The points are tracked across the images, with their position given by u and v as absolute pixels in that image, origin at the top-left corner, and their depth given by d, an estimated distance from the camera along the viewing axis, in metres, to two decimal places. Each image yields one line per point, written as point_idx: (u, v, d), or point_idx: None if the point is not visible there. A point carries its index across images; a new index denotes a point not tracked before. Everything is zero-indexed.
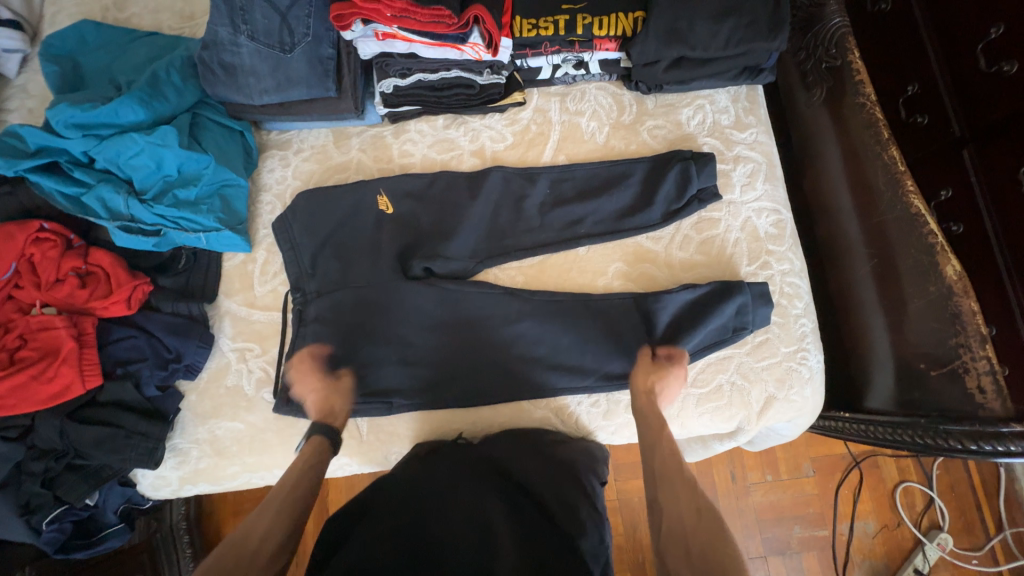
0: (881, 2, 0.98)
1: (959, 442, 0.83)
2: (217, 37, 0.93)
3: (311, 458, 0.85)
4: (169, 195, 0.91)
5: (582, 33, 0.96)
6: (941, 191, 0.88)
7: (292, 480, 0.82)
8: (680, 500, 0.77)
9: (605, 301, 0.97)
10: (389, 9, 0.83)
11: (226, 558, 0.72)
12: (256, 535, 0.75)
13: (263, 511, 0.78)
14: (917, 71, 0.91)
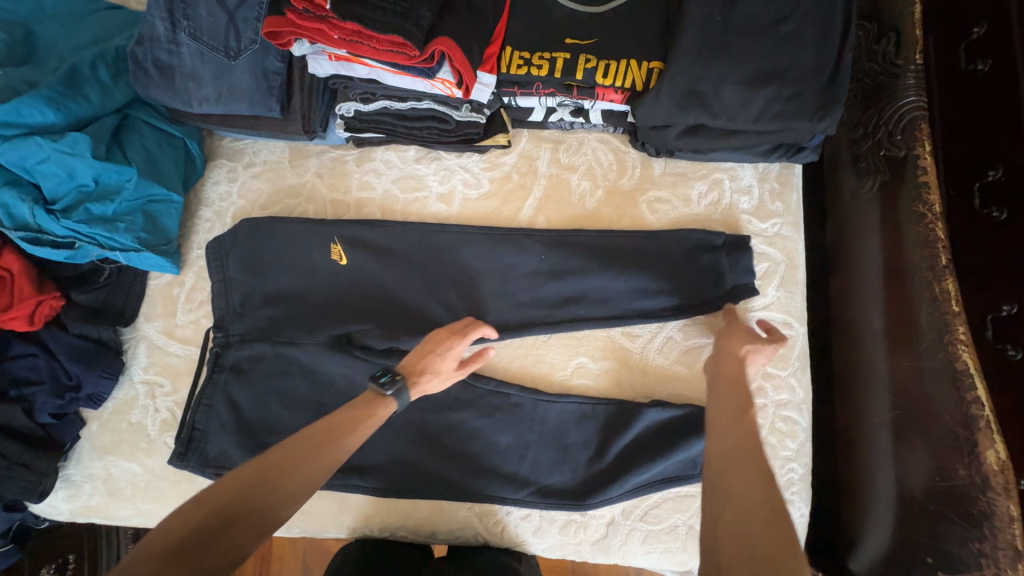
0: (977, 61, 0.73)
1: None
2: (155, 31, 0.79)
3: (362, 414, 0.68)
4: (81, 209, 0.80)
5: (581, 79, 0.78)
6: (1002, 306, 0.68)
7: (341, 437, 0.65)
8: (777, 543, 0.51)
9: (560, 403, 0.82)
10: (338, 30, 0.67)
11: (241, 492, 0.58)
12: (286, 480, 0.60)
13: (297, 466, 0.61)
14: (1004, 152, 0.69)
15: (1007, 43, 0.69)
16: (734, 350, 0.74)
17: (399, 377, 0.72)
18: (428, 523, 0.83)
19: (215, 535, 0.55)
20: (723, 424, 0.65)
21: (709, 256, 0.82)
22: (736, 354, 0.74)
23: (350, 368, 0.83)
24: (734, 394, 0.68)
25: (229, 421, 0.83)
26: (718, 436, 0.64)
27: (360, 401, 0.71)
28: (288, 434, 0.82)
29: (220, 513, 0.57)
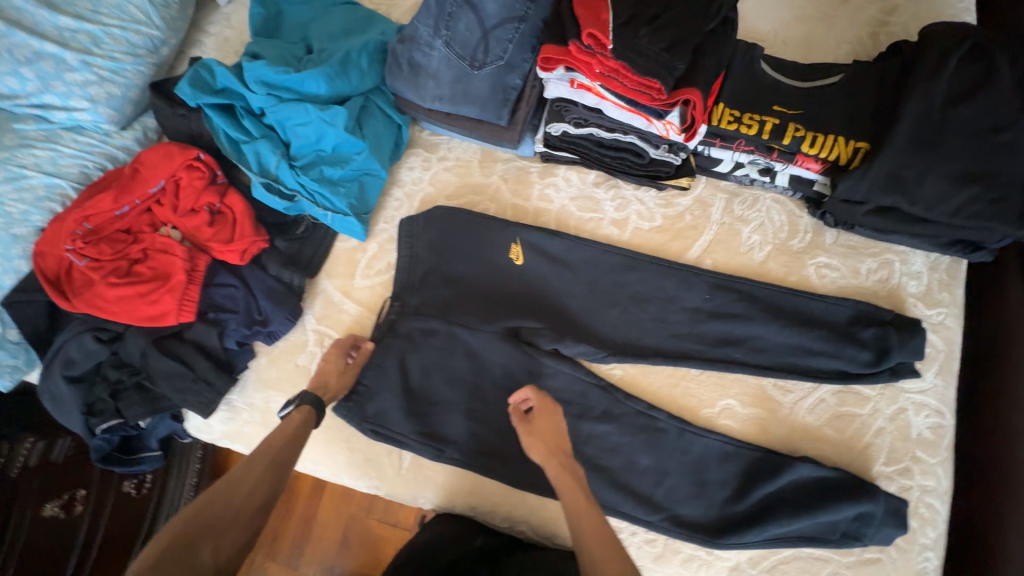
0: None
1: None
2: (417, 34, 0.91)
3: (292, 429, 0.79)
4: (316, 170, 0.92)
5: (787, 144, 0.85)
6: None
7: (276, 449, 0.76)
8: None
9: (701, 438, 0.85)
10: (600, 65, 0.79)
11: (199, 509, 0.66)
12: (243, 488, 0.70)
13: (245, 477, 0.71)
14: None
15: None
16: (551, 426, 0.81)
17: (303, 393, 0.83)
18: (552, 524, 0.87)
19: (189, 551, 0.61)
20: (580, 503, 0.72)
21: (876, 331, 0.85)
22: (554, 424, 0.81)
23: (512, 361, 0.89)
24: (558, 462, 0.76)
25: (392, 381, 0.91)
26: (581, 513, 0.70)
27: (284, 424, 0.80)
28: (446, 407, 0.90)
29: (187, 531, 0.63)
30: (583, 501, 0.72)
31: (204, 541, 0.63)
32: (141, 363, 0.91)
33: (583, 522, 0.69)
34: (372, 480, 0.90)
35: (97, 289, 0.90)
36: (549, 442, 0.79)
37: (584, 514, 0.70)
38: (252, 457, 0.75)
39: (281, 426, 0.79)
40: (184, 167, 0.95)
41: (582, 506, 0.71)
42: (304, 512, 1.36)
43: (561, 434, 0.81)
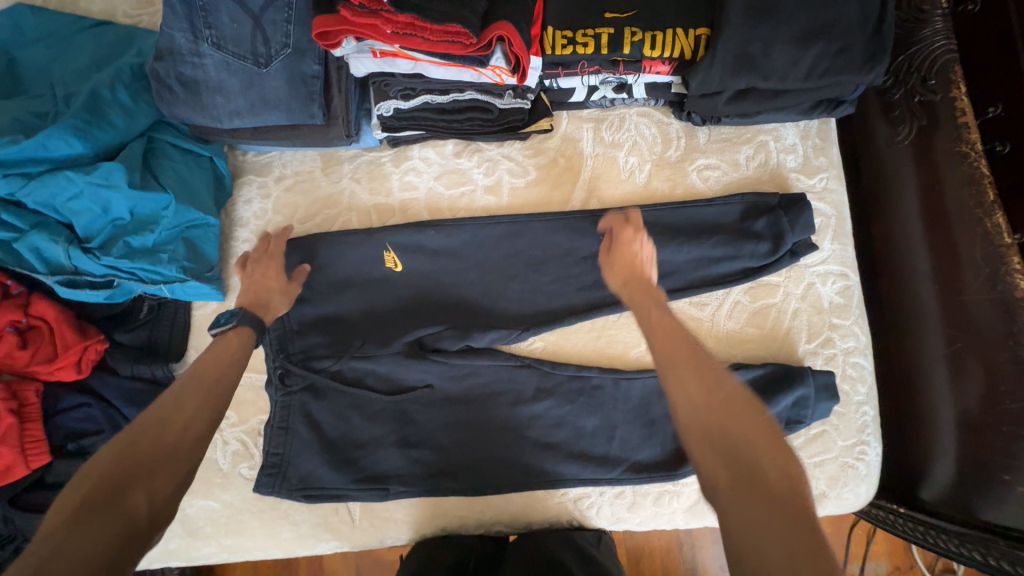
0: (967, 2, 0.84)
1: None
2: (175, 44, 0.74)
3: (231, 349, 0.69)
4: (120, 243, 0.75)
5: (629, 53, 0.77)
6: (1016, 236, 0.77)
7: (216, 371, 0.65)
8: (727, 412, 0.53)
9: (639, 380, 0.83)
10: (390, 24, 0.66)
11: (120, 458, 0.54)
12: (176, 421, 0.58)
13: (182, 411, 0.59)
14: (1001, 88, 0.79)
15: None
16: (632, 255, 0.72)
17: (236, 312, 0.73)
18: (523, 514, 0.84)
19: (118, 494, 0.51)
20: (655, 317, 0.64)
21: (767, 219, 0.84)
22: (634, 256, 0.72)
23: (428, 373, 0.82)
24: (635, 288, 0.69)
25: (307, 437, 0.82)
26: (657, 324, 0.63)
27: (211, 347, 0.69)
28: (375, 445, 0.82)
29: (108, 477, 0.52)
30: (656, 308, 0.65)
31: (136, 483, 0.52)
32: (8, 529, 0.77)
33: (658, 332, 0.62)
34: (328, 541, 0.85)
35: None
36: (626, 275, 0.71)
37: (658, 319, 0.63)
38: (190, 376, 0.64)
39: (215, 349, 0.68)
40: None
41: (656, 318, 0.64)
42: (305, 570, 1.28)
43: (642, 263, 0.72)
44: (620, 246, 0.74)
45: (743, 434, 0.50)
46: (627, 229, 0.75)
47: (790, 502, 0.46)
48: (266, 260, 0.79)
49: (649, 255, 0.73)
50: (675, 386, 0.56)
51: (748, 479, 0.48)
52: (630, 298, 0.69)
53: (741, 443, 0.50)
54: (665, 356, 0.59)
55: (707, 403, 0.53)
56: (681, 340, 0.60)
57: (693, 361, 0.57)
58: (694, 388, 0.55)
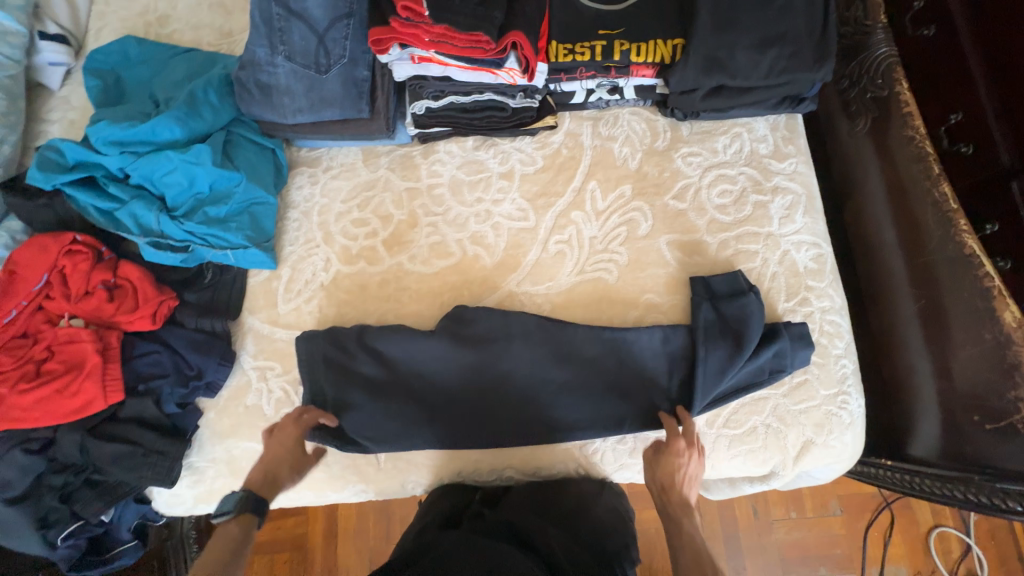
0: (923, 28, 0.95)
1: (1001, 501, 0.82)
2: (255, 57, 0.93)
3: (231, 546, 0.78)
4: (199, 213, 0.91)
5: (618, 59, 0.94)
6: (987, 224, 0.85)
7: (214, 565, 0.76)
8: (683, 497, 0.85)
9: (637, 336, 0.92)
10: (428, 34, 0.84)
11: None
12: None
13: None
14: (957, 99, 0.89)
15: (942, 9, 0.92)
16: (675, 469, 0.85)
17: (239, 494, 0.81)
18: (533, 459, 0.93)
19: None
20: (688, 542, 0.83)
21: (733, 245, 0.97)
22: (677, 468, 0.85)
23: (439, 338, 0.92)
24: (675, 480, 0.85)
25: (337, 394, 0.91)
26: (686, 536, 0.84)
27: (215, 545, 0.78)
28: (399, 393, 0.91)
29: None
30: (689, 519, 0.85)
31: None
32: (83, 458, 0.88)
33: (682, 542, 0.83)
34: (356, 483, 0.94)
35: (9, 401, 0.86)
36: (654, 462, 0.88)
37: (688, 533, 0.84)
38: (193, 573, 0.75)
39: (217, 539, 0.79)
40: (64, 254, 0.93)
41: (687, 529, 0.84)
42: (328, 543, 1.46)
43: (681, 469, 0.85)
44: (666, 457, 0.86)
45: None
46: (680, 442, 0.85)
47: None
48: (284, 431, 0.87)
49: (692, 474, 0.85)
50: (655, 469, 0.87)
51: None
52: (655, 479, 0.87)
53: None
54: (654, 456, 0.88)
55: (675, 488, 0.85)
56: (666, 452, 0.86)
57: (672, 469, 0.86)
58: None
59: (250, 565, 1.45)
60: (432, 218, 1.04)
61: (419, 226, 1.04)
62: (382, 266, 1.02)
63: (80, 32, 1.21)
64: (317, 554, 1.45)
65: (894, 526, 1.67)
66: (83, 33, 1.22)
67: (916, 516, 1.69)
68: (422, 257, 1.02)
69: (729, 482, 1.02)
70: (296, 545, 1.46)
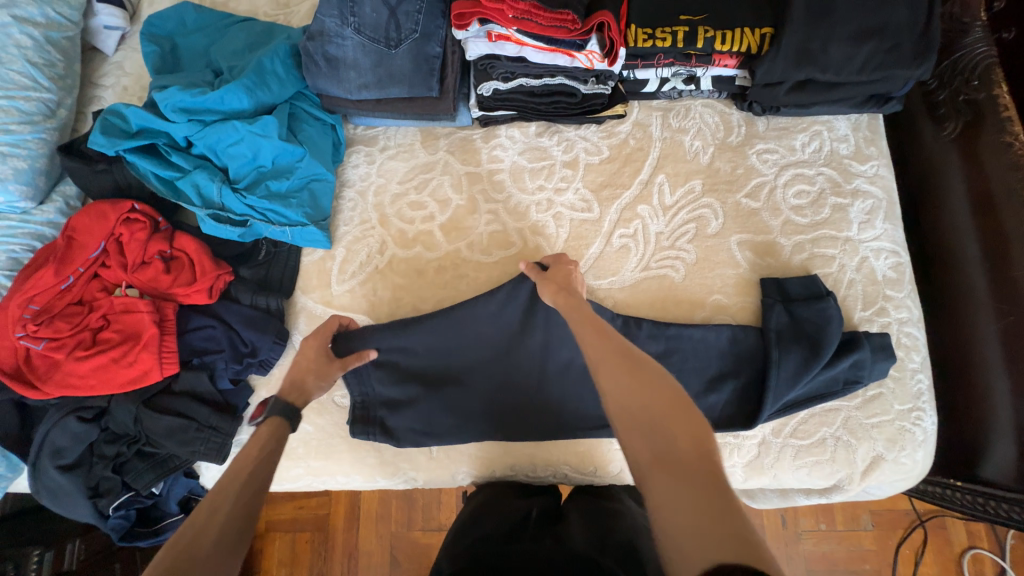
0: (1002, 31, 0.95)
1: None
2: (325, 28, 0.90)
3: (265, 443, 0.69)
4: (262, 187, 0.90)
5: (701, 47, 0.89)
6: None
7: (250, 459, 0.66)
8: (650, 389, 0.60)
9: (702, 335, 0.89)
10: (511, 10, 0.81)
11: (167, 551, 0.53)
12: (221, 512, 0.58)
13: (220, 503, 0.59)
14: None
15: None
16: (565, 275, 0.83)
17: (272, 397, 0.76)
18: (590, 457, 0.91)
19: None
20: (589, 331, 0.70)
21: (809, 249, 0.92)
22: (568, 273, 0.84)
23: (497, 329, 0.90)
24: (565, 297, 0.79)
25: (394, 377, 0.90)
26: (587, 334, 0.70)
27: (248, 442, 0.69)
28: (455, 384, 0.90)
29: None
30: (593, 327, 0.70)
31: None
32: (137, 429, 0.87)
33: (595, 349, 0.67)
34: (407, 470, 0.93)
35: (67, 368, 0.85)
36: (555, 286, 0.81)
37: (587, 326, 0.72)
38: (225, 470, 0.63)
39: (249, 441, 0.69)
40: (122, 222, 0.91)
41: (587, 329, 0.71)
42: (355, 526, 1.45)
43: (575, 280, 0.83)
44: (555, 270, 0.85)
45: (666, 422, 0.57)
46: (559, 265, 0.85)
47: (696, 453, 0.54)
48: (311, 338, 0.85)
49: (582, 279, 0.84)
50: (603, 372, 0.64)
51: (664, 455, 0.54)
52: (558, 303, 0.79)
53: (670, 437, 0.55)
54: (589, 342, 0.68)
55: (631, 386, 0.61)
56: (606, 336, 0.69)
57: (618, 352, 0.65)
58: (620, 386, 0.61)
59: (272, 541, 1.45)
60: (491, 205, 1.01)
61: (478, 212, 1.01)
62: (438, 251, 0.99)
63: None
64: (341, 537, 1.45)
65: (926, 545, 1.64)
66: None
67: (950, 536, 1.65)
68: (480, 243, 0.99)
69: (779, 493, 0.98)
70: (319, 526, 1.46)
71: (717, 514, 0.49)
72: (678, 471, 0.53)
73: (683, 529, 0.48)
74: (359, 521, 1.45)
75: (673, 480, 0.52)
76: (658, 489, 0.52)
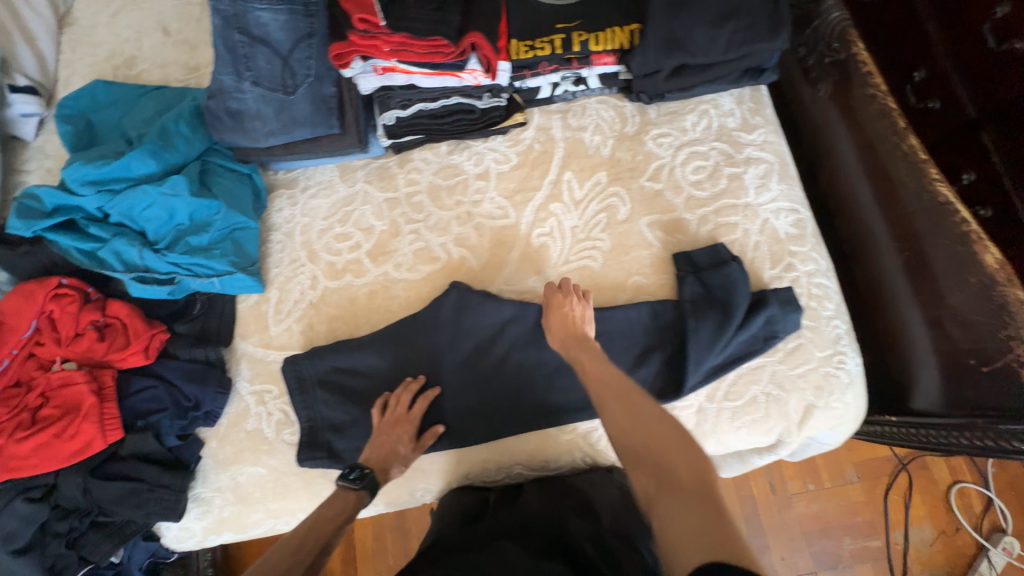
0: None
1: (1011, 443, 0.81)
2: (223, 85, 0.94)
3: (337, 512, 0.77)
4: (182, 243, 0.93)
5: (578, 50, 0.96)
6: (964, 174, 0.86)
7: (325, 527, 0.74)
8: (651, 423, 0.68)
9: (627, 315, 0.93)
10: (387, 43, 0.85)
11: None
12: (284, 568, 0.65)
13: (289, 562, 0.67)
14: (920, 57, 0.93)
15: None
16: (563, 312, 0.87)
17: (366, 472, 0.81)
18: (540, 453, 0.94)
19: None
20: (593, 372, 0.79)
21: (713, 220, 0.97)
22: (565, 309, 0.87)
23: (433, 340, 0.94)
24: (570, 335, 0.85)
25: (334, 400, 0.91)
26: (591, 372, 0.79)
27: (327, 507, 0.77)
28: None
29: None
30: (599, 365, 0.79)
31: None
32: (87, 500, 0.87)
33: (599, 388, 0.76)
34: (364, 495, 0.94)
35: (7, 451, 0.85)
36: (559, 323, 0.87)
37: (591, 366, 0.80)
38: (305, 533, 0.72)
39: (330, 507, 0.77)
40: (51, 299, 0.92)
41: (590, 368, 0.80)
42: (345, 566, 1.44)
43: (571, 315, 0.87)
44: (558, 303, 0.88)
45: (667, 451, 0.65)
46: (558, 294, 0.88)
47: (691, 477, 0.62)
48: (400, 424, 0.86)
49: (583, 316, 0.86)
50: (607, 411, 0.73)
51: (667, 483, 0.62)
52: (565, 343, 0.85)
53: (670, 465, 0.64)
54: (593, 381, 0.78)
55: (632, 423, 0.69)
56: (614, 380, 0.76)
57: (617, 389, 0.74)
58: (623, 422, 0.70)
59: None
60: (414, 226, 1.05)
61: (402, 234, 1.05)
62: (368, 277, 1.03)
63: (50, 81, 1.23)
64: None
65: (913, 488, 1.66)
66: (53, 82, 1.24)
67: (933, 475, 1.68)
68: (407, 264, 1.03)
69: (738, 458, 1.00)
70: None
71: (713, 530, 0.56)
72: (678, 496, 0.61)
73: (685, 549, 0.56)
74: (349, 560, 1.44)
75: (675, 504, 0.60)
76: (665, 515, 0.60)
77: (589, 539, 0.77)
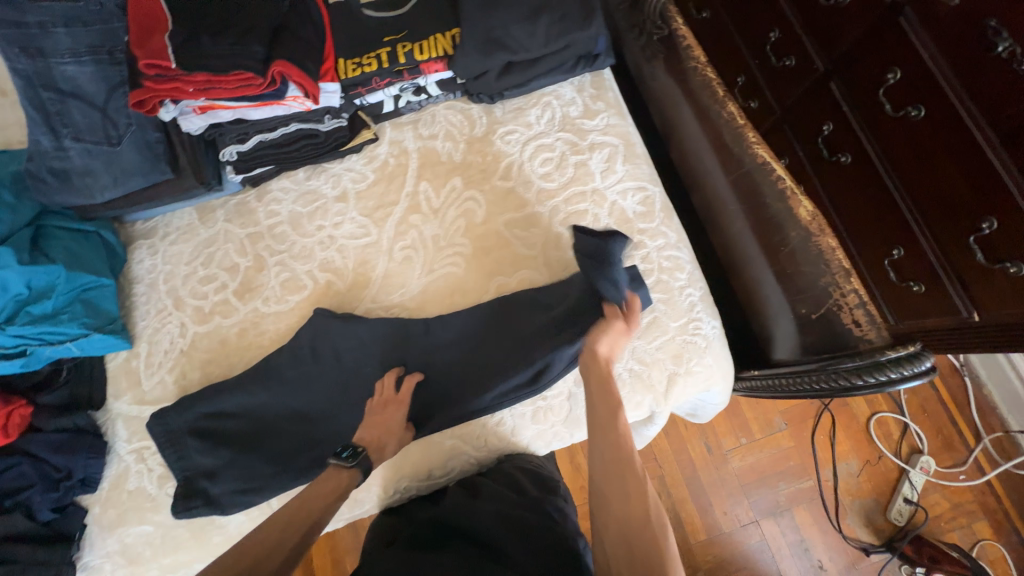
0: None
1: (849, 377, 0.82)
2: (40, 146, 0.90)
3: (328, 493, 0.80)
4: (22, 314, 0.88)
5: (405, 62, 0.96)
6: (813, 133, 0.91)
7: (316, 509, 0.78)
8: (632, 487, 0.72)
9: (490, 313, 0.95)
10: (190, 84, 0.84)
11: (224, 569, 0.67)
12: (266, 550, 0.70)
13: (273, 547, 0.71)
14: None
15: None
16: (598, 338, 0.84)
17: (358, 450, 0.83)
18: (423, 463, 0.94)
19: None
20: (602, 413, 0.80)
21: (565, 209, 1.00)
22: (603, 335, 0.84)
23: (304, 370, 0.94)
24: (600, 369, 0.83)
25: (205, 445, 0.90)
26: (598, 412, 0.80)
27: (318, 483, 0.81)
28: (275, 435, 0.92)
29: None
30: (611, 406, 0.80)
31: None
32: None
33: (601, 434, 0.78)
34: None
35: None
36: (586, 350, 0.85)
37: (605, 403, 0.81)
38: (293, 514, 0.77)
39: (320, 487, 0.80)
40: None
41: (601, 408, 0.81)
42: None
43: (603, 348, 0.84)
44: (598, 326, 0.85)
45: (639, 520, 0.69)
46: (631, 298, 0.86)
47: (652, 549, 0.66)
48: (390, 405, 0.89)
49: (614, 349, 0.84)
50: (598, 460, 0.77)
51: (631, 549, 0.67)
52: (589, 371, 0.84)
53: (638, 532, 0.68)
54: (597, 423, 0.79)
55: (613, 481, 0.74)
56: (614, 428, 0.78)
57: (616, 442, 0.76)
58: (608, 477, 0.74)
59: None
60: (278, 257, 1.04)
61: (267, 268, 1.04)
62: (237, 315, 1.02)
63: None
64: None
65: (835, 425, 1.67)
66: None
67: (853, 411, 1.69)
68: (276, 297, 1.02)
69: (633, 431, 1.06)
70: None
71: None
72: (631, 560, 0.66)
73: None
74: None
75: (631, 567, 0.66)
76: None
77: (495, 519, 0.82)
